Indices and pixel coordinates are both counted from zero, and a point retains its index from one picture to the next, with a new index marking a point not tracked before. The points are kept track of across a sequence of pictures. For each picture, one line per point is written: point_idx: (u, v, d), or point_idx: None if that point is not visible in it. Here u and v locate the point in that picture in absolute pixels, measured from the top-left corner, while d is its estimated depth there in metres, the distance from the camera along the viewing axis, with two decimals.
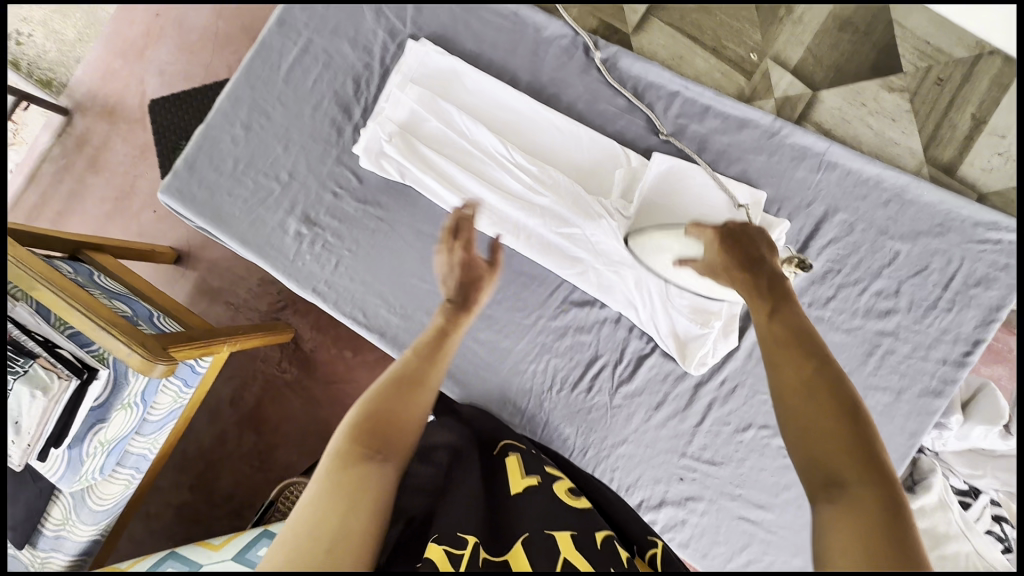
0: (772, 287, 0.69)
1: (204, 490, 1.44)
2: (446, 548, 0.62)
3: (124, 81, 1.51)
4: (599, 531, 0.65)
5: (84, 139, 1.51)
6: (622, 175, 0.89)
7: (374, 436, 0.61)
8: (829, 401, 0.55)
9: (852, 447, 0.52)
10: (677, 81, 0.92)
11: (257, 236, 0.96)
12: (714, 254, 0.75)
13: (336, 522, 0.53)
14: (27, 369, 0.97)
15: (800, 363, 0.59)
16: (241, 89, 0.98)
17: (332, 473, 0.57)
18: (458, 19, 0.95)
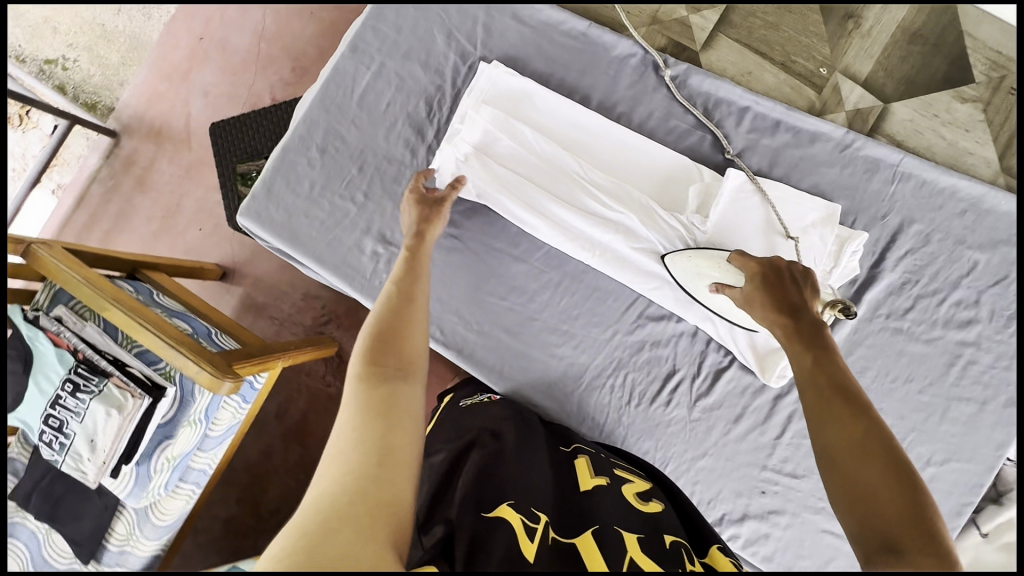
0: (810, 328, 0.65)
1: (252, 502, 1.47)
2: (524, 521, 0.60)
3: (171, 103, 1.67)
4: (666, 534, 0.62)
5: (131, 159, 1.67)
6: (697, 192, 0.90)
7: (388, 355, 0.61)
8: (876, 463, 0.52)
9: (909, 518, 0.48)
10: (748, 96, 0.93)
11: (334, 256, 0.98)
12: (749, 287, 0.73)
13: (380, 440, 0.52)
14: (102, 388, 1.13)
15: (846, 421, 0.55)
16: (315, 113, 1.00)
17: (361, 395, 0.56)
18: (530, 42, 0.98)
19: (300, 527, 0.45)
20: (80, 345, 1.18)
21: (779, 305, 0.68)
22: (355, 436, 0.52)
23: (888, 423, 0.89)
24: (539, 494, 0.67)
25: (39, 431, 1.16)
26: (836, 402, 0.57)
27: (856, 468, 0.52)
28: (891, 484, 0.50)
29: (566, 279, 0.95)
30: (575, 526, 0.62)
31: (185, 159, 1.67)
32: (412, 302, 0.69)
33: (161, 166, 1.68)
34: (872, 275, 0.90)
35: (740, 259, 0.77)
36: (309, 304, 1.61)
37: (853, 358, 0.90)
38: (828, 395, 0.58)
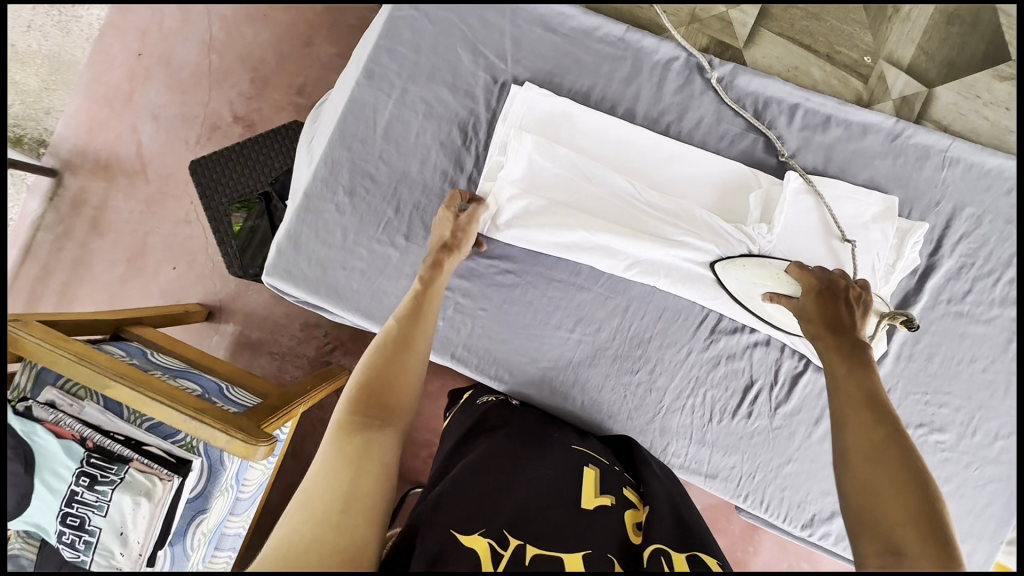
0: (852, 346, 0.67)
1: None
2: (492, 546, 0.59)
3: (115, 132, 1.55)
4: (649, 547, 0.62)
5: (80, 200, 1.54)
6: (759, 199, 0.88)
7: (373, 402, 0.65)
8: (895, 469, 0.56)
9: (914, 516, 0.52)
10: (798, 93, 0.90)
11: (381, 308, 0.90)
12: (806, 300, 0.74)
13: (342, 489, 0.56)
14: (124, 476, 1.02)
15: (870, 426, 0.59)
16: (337, 152, 0.90)
17: (338, 441, 0.61)
18: (565, 53, 0.91)
19: (256, 561, 0.49)
20: (86, 431, 1.05)
21: (827, 320, 0.70)
22: (321, 483, 0.56)
23: (957, 404, 0.92)
24: (527, 511, 0.65)
25: (58, 535, 1.04)
26: (862, 408, 0.61)
27: (874, 471, 0.56)
28: (903, 483, 0.55)
29: (633, 303, 0.91)
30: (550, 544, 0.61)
31: (144, 194, 1.55)
32: (410, 348, 0.73)
33: (117, 203, 1.56)
34: (931, 263, 0.91)
35: (799, 273, 0.77)
36: (310, 333, 1.57)
37: (920, 346, 0.92)
38: (857, 403, 0.62)
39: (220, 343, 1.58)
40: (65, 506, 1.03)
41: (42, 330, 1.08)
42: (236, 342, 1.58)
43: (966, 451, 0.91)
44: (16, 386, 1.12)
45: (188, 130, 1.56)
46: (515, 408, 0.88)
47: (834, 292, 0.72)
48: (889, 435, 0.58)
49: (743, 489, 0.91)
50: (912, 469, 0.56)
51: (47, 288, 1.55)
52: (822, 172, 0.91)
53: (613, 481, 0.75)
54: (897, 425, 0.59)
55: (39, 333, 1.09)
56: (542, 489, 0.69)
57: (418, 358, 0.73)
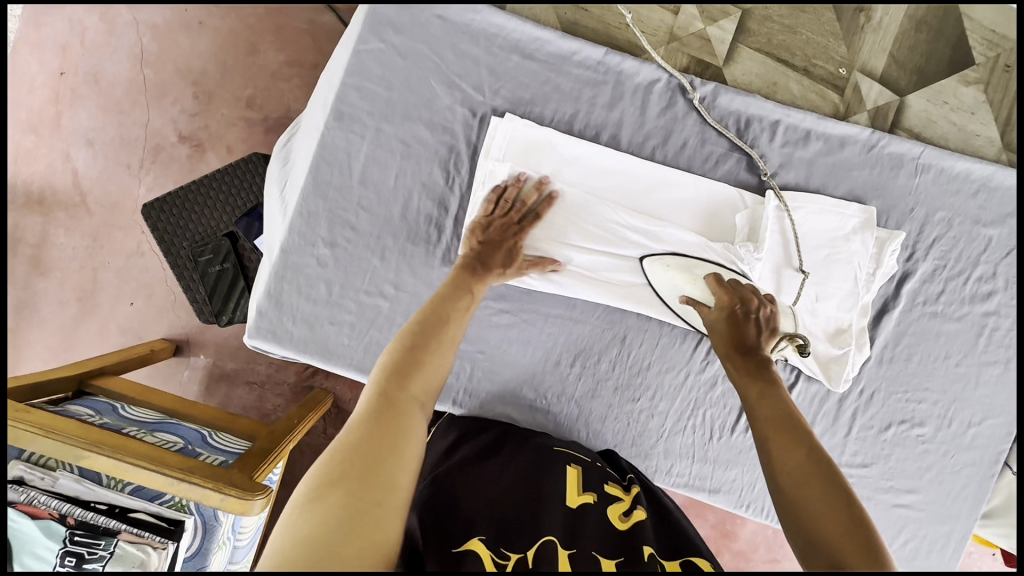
0: (759, 364, 0.71)
1: None
2: (491, 557, 0.59)
3: (46, 161, 1.42)
4: (644, 548, 0.63)
5: (16, 238, 1.42)
6: (746, 219, 0.88)
7: (410, 368, 0.63)
8: (828, 489, 0.57)
9: (851, 535, 0.53)
10: (778, 109, 0.90)
11: (375, 360, 0.88)
12: (717, 314, 0.78)
13: (386, 457, 0.54)
14: (113, 550, 0.98)
15: (791, 447, 0.61)
16: (312, 201, 0.85)
17: (373, 403, 0.58)
18: (544, 80, 0.88)
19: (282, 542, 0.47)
20: (64, 507, 1.00)
21: (733, 339, 0.75)
22: (354, 445, 0.54)
23: (934, 398, 0.97)
24: (510, 519, 0.66)
25: None
26: (781, 430, 0.62)
27: (807, 497, 0.57)
28: (833, 503, 0.56)
29: (629, 332, 0.91)
30: (536, 542, 0.62)
31: (88, 227, 1.44)
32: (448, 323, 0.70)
33: (57, 239, 1.44)
34: (907, 269, 0.95)
35: (715, 285, 0.80)
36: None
37: (900, 348, 0.96)
38: (778, 423, 0.63)
39: (192, 377, 1.51)
40: None
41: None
42: (210, 375, 1.51)
43: (943, 440, 0.97)
44: None
45: (128, 155, 1.43)
46: (499, 424, 0.88)
47: (745, 311, 0.76)
48: (811, 454, 0.60)
49: (745, 499, 0.95)
50: (835, 487, 0.57)
51: None
52: (804, 188, 0.92)
53: (595, 478, 0.77)
54: (813, 442, 0.61)
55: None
56: (523, 494, 0.71)
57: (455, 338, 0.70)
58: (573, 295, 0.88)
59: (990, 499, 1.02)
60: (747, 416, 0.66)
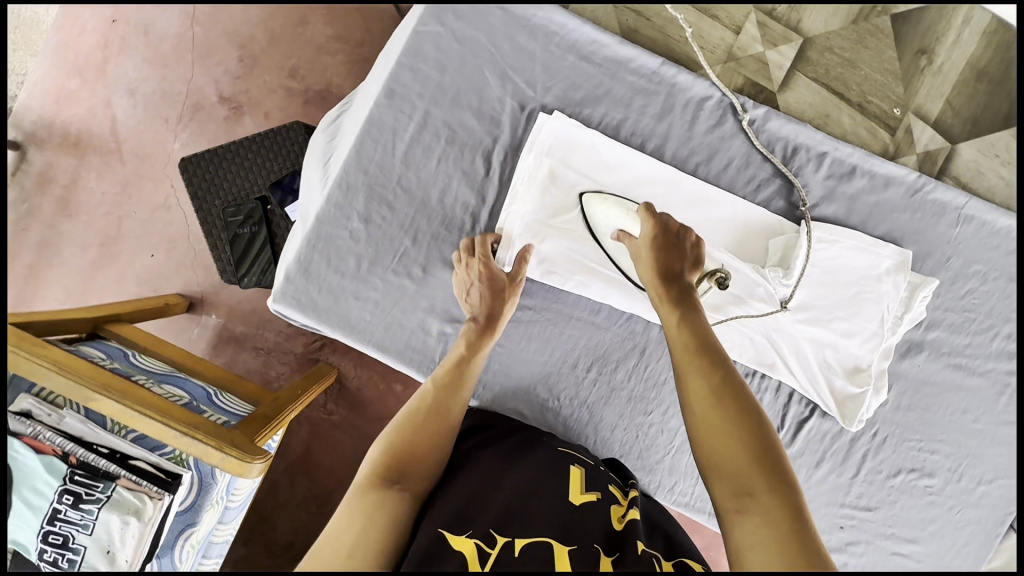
0: (680, 292, 0.71)
1: (261, 542, 1.52)
2: (478, 546, 0.62)
3: (88, 105, 1.44)
4: (637, 542, 0.65)
5: (47, 177, 1.45)
6: (777, 246, 0.89)
7: (396, 462, 0.70)
8: (731, 411, 0.60)
9: (750, 445, 0.58)
10: (828, 141, 0.89)
11: (395, 340, 0.88)
12: (643, 245, 0.76)
13: (352, 542, 0.60)
14: (110, 493, 1.03)
15: (707, 374, 0.62)
16: (352, 175, 0.86)
17: (358, 495, 0.66)
18: (597, 83, 0.87)
19: None
20: (68, 446, 1.04)
21: (663, 266, 0.73)
22: (337, 532, 0.61)
23: (947, 451, 0.96)
24: (509, 510, 0.67)
25: (39, 551, 1.04)
26: (697, 356, 0.64)
27: (715, 417, 0.60)
28: (739, 423, 0.59)
29: (650, 344, 0.91)
30: (528, 536, 0.64)
31: (118, 175, 1.46)
32: (437, 415, 0.75)
33: (86, 181, 1.47)
34: (935, 318, 0.94)
35: (646, 214, 0.78)
36: (298, 329, 1.53)
37: (918, 396, 0.95)
38: (692, 347, 0.65)
39: (202, 335, 1.52)
40: (47, 524, 1.02)
41: (16, 337, 1.05)
42: (219, 336, 1.52)
43: (950, 494, 0.96)
44: None
45: (166, 108, 1.45)
46: (502, 417, 0.88)
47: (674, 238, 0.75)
48: (724, 377, 0.62)
49: None
50: (744, 406, 0.60)
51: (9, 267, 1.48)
52: (843, 223, 0.91)
53: (599, 478, 0.78)
54: (728, 365, 0.63)
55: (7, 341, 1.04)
56: (522, 485, 0.72)
57: (445, 427, 0.75)
58: (598, 297, 0.88)
59: (991, 559, 1.01)
60: (669, 346, 0.67)
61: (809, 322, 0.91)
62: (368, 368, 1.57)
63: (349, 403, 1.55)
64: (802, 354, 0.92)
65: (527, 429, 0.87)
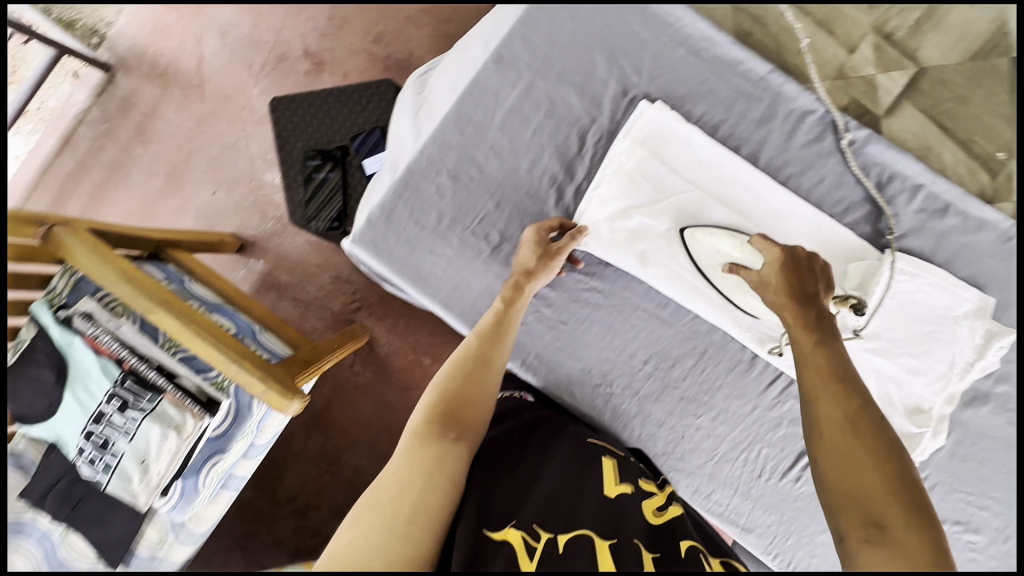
0: (818, 317, 0.69)
1: (268, 489, 1.55)
2: (525, 538, 0.61)
3: (179, 40, 1.58)
4: (685, 540, 0.65)
5: (130, 101, 1.58)
6: (857, 271, 0.87)
7: (450, 415, 0.67)
8: (868, 442, 0.58)
9: (890, 477, 0.55)
10: (925, 173, 0.88)
11: (461, 300, 0.89)
12: (770, 272, 0.76)
13: (413, 500, 0.58)
14: (156, 406, 1.07)
15: (842, 401, 0.61)
16: (449, 132, 0.88)
17: (416, 446, 0.64)
18: (702, 80, 0.88)
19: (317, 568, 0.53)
20: (122, 352, 1.08)
21: (793, 292, 0.72)
22: (395, 488, 0.59)
23: (998, 510, 0.92)
24: (548, 505, 0.66)
25: (78, 450, 1.07)
26: (831, 382, 0.63)
27: (852, 446, 0.58)
28: (879, 456, 0.57)
29: (711, 348, 0.90)
30: (571, 531, 0.63)
31: (194, 110, 1.57)
32: (486, 364, 0.73)
33: (165, 111, 1.59)
34: (1008, 370, 0.91)
35: (763, 243, 0.77)
36: (340, 287, 1.56)
37: (976, 448, 0.92)
38: (827, 376, 0.64)
39: (246, 278, 1.57)
40: (92, 425, 1.06)
41: (87, 239, 1.08)
42: (263, 281, 1.57)
43: (995, 556, 0.93)
44: (52, 290, 1.13)
45: (252, 54, 1.56)
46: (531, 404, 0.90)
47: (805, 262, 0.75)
48: (862, 406, 0.60)
49: (775, 548, 0.92)
50: (885, 440, 0.58)
51: (82, 180, 1.60)
52: (927, 259, 0.89)
53: (630, 471, 0.77)
54: (866, 397, 0.62)
55: (81, 242, 1.07)
56: (560, 483, 0.71)
57: (493, 378, 0.73)
58: (667, 291, 0.87)
59: None
60: (800, 370, 0.67)
61: (876, 352, 0.90)
62: (401, 337, 1.56)
63: (377, 367, 1.56)
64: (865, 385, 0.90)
65: (553, 417, 0.88)
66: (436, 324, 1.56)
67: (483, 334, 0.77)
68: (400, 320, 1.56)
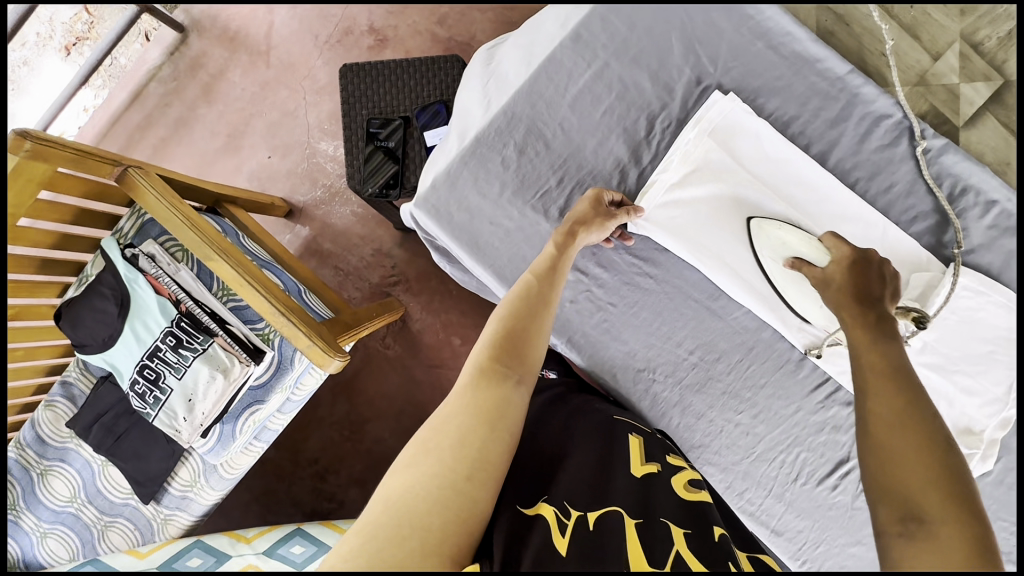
0: (877, 318, 0.71)
1: (293, 448, 1.59)
2: (557, 514, 0.62)
3: (252, 8, 1.64)
4: (716, 528, 0.63)
5: (199, 63, 1.64)
6: (918, 282, 0.85)
7: (510, 355, 0.68)
8: (917, 436, 0.58)
9: (939, 476, 0.55)
10: (1002, 189, 0.85)
11: (514, 272, 0.91)
12: (833, 267, 0.78)
13: (474, 444, 0.59)
14: (207, 347, 1.10)
15: (893, 394, 0.62)
16: (519, 105, 0.89)
17: (479, 386, 0.64)
18: (778, 75, 0.87)
19: (375, 516, 0.53)
20: (181, 295, 1.14)
21: (856, 291, 0.75)
22: (457, 430, 0.60)
23: None
24: (577, 486, 0.67)
25: (131, 383, 1.13)
26: (884, 378, 0.64)
27: (899, 435, 0.58)
28: (925, 453, 0.56)
29: (758, 345, 0.89)
30: (602, 507, 0.64)
31: (259, 76, 1.63)
32: (546, 307, 0.75)
33: (231, 75, 1.64)
34: None
35: (831, 240, 0.80)
36: (380, 260, 1.58)
37: None
38: (884, 371, 0.65)
39: (292, 242, 1.61)
40: (146, 359, 1.11)
41: (155, 181, 1.12)
42: (307, 247, 1.61)
43: None
44: (120, 230, 1.19)
45: (319, 25, 1.61)
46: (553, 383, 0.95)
47: (866, 265, 0.77)
48: (912, 399, 0.61)
49: (803, 554, 0.90)
50: (937, 432, 0.58)
51: (147, 134, 1.66)
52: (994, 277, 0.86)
53: (657, 449, 0.78)
54: (922, 393, 0.62)
55: (149, 182, 1.10)
56: (586, 463, 0.71)
57: (547, 319, 0.75)
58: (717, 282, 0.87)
59: None
60: (854, 361, 0.69)
61: (931, 367, 0.88)
62: (434, 314, 1.57)
63: (408, 341, 1.58)
64: None
65: (588, 393, 0.89)
66: (470, 305, 1.57)
67: (541, 279, 0.77)
68: (435, 298, 1.57)
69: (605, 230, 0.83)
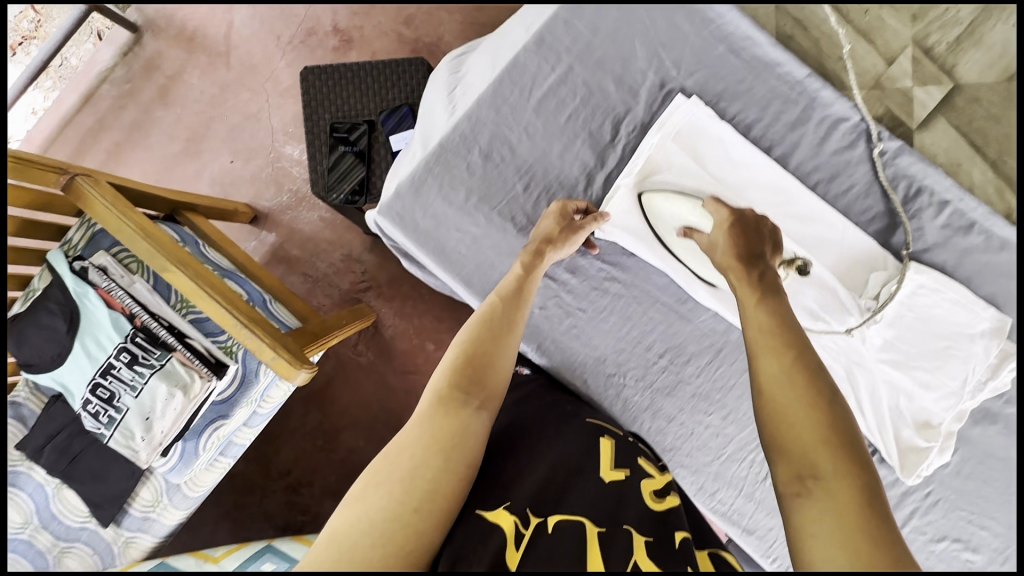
0: (760, 276, 0.72)
1: (262, 461, 1.54)
2: (515, 523, 0.59)
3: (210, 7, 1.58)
4: (677, 533, 0.62)
5: (154, 64, 1.57)
6: (879, 280, 0.88)
7: (472, 377, 0.67)
8: (804, 393, 0.59)
9: (824, 432, 0.56)
10: (953, 190, 0.87)
11: (482, 280, 0.90)
12: (717, 233, 0.79)
13: (427, 473, 0.57)
14: (164, 363, 1.06)
15: (781, 355, 0.63)
16: (483, 110, 0.88)
17: (436, 411, 0.63)
18: (740, 79, 0.88)
19: (317, 552, 0.51)
20: (135, 308, 1.08)
21: (744, 256, 0.75)
22: (412, 459, 0.58)
23: (999, 531, 0.90)
24: (539, 491, 0.65)
25: (84, 402, 1.07)
26: (779, 338, 0.64)
27: (787, 395, 0.60)
28: (813, 407, 0.58)
29: (727, 347, 0.90)
30: (564, 516, 0.61)
31: (218, 78, 1.57)
32: (510, 330, 0.74)
33: (188, 77, 1.58)
34: None
35: (713, 205, 0.81)
36: (350, 266, 1.55)
37: (982, 467, 0.91)
38: (773, 333, 0.65)
39: (257, 249, 1.56)
40: (99, 377, 1.06)
41: (105, 189, 1.06)
42: (273, 254, 1.56)
43: None
44: (68, 241, 1.13)
45: (282, 25, 1.56)
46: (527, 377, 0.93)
47: (757, 230, 0.78)
48: (799, 356, 0.62)
49: (774, 552, 0.92)
50: (824, 385, 0.60)
51: (100, 139, 1.59)
52: (948, 274, 0.88)
53: (627, 454, 0.76)
54: (806, 348, 0.64)
55: (96, 192, 1.05)
56: (548, 469, 0.68)
57: (511, 343, 0.73)
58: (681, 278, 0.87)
59: None
60: (744, 327, 0.68)
61: (891, 364, 0.90)
62: (406, 320, 1.54)
63: (380, 348, 1.55)
64: (876, 396, 0.91)
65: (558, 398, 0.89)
66: (442, 310, 1.54)
67: (505, 300, 0.77)
68: (407, 303, 1.54)
69: (568, 247, 0.82)
